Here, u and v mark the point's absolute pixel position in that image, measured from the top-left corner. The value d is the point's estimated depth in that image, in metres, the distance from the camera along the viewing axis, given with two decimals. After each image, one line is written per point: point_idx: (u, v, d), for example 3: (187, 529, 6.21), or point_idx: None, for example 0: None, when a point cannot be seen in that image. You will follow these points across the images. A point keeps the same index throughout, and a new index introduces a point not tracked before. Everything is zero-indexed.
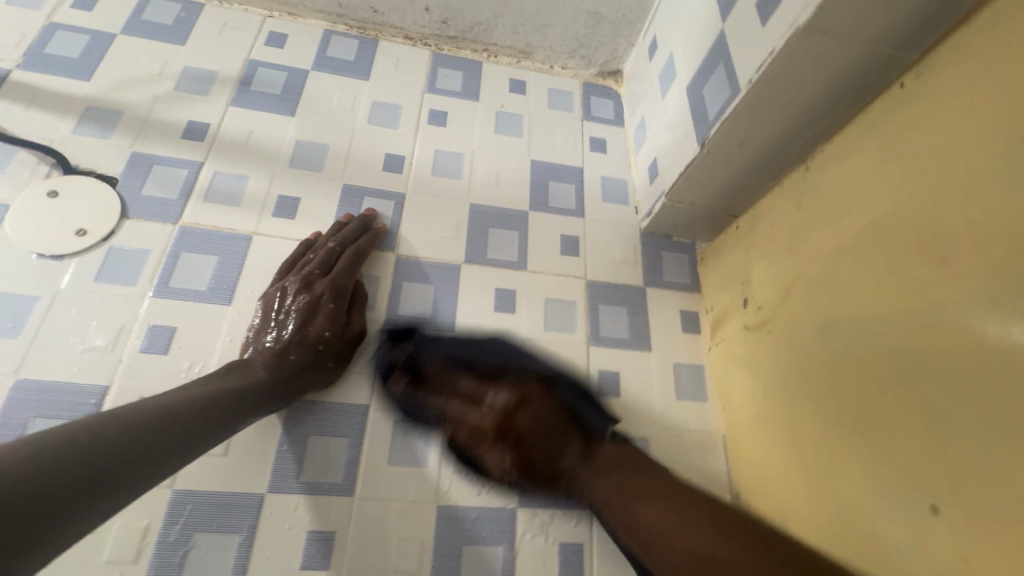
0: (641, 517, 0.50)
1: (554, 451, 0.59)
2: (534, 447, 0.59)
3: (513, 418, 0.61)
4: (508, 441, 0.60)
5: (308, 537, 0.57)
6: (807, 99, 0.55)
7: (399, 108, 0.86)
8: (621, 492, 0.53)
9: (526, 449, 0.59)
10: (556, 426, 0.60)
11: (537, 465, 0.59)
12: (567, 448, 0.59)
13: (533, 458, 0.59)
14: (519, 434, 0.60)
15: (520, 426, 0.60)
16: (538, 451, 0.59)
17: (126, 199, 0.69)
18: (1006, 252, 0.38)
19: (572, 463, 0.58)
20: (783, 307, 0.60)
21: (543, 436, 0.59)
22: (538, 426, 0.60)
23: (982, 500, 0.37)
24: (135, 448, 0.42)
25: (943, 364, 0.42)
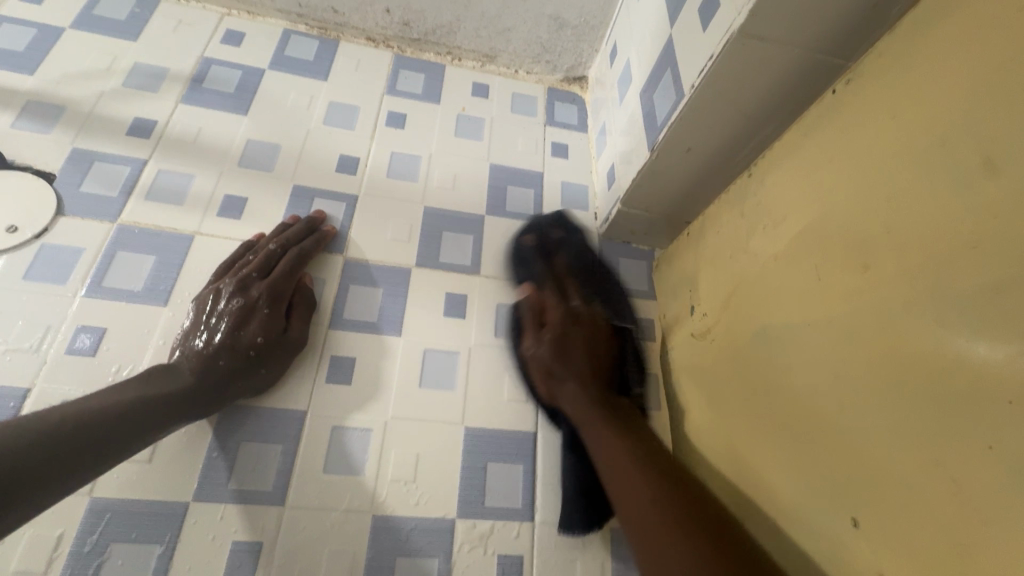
0: (609, 436, 0.54)
1: (587, 368, 0.60)
2: (574, 355, 0.61)
3: (577, 325, 0.63)
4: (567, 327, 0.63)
5: (232, 548, 0.55)
6: (748, 106, 0.55)
7: (357, 109, 0.85)
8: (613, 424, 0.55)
9: (573, 351, 0.61)
10: (611, 360, 0.63)
11: (562, 365, 0.61)
12: (596, 373, 0.61)
13: (566, 352, 0.61)
14: (570, 338, 0.62)
15: (575, 342, 0.62)
16: (574, 363, 0.61)
17: (63, 195, 0.67)
18: (923, 262, 0.38)
19: (602, 384, 0.60)
20: (726, 315, 0.60)
21: (596, 355, 0.62)
22: (592, 343, 0.63)
23: (899, 513, 0.37)
24: (33, 467, 0.41)
25: (864, 372, 0.41)
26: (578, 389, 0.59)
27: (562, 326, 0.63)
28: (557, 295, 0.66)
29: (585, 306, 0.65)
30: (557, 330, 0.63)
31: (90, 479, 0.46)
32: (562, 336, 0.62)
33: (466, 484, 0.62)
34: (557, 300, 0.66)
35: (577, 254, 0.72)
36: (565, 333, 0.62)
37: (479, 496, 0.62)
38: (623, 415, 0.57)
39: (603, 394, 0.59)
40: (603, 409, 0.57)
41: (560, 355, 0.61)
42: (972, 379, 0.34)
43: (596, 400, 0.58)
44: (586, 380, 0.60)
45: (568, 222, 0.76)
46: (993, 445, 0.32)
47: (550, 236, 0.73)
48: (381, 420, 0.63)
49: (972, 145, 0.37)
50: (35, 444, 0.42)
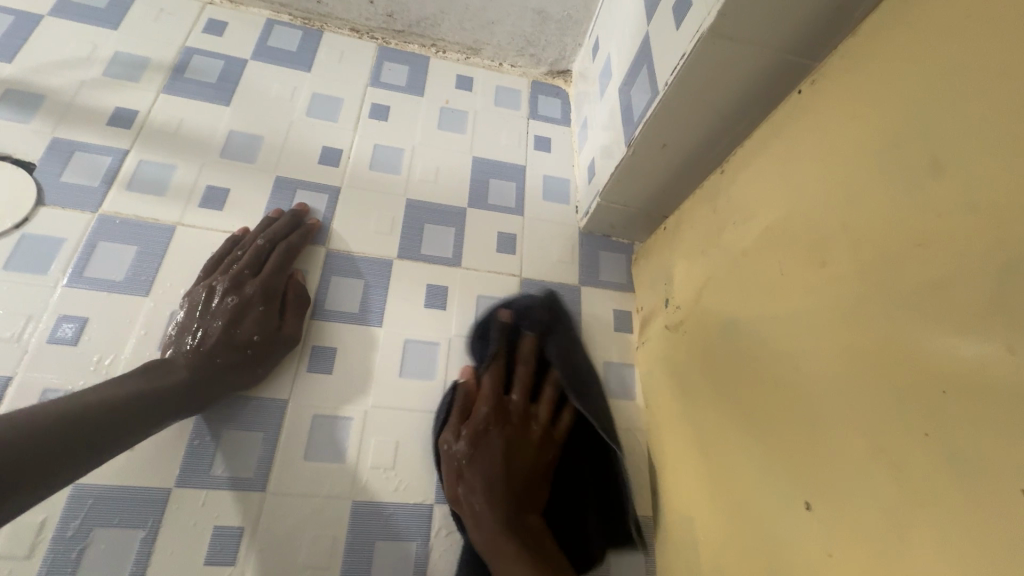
0: (510, 562, 0.54)
1: (505, 480, 0.59)
2: (497, 468, 0.59)
3: (501, 428, 0.62)
4: (495, 429, 0.61)
5: (215, 532, 0.56)
6: (719, 104, 0.56)
7: (340, 101, 0.85)
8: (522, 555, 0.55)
9: (492, 458, 0.59)
10: (535, 471, 0.61)
11: (485, 477, 0.58)
12: (514, 490, 0.59)
13: (486, 457, 0.60)
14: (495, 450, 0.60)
15: (496, 449, 0.60)
16: (493, 475, 0.59)
17: (44, 185, 0.68)
18: (873, 257, 0.40)
19: (524, 500, 0.59)
20: (698, 308, 0.62)
21: (517, 468, 0.60)
22: (517, 451, 0.61)
23: (846, 496, 0.39)
24: (34, 455, 0.43)
25: (818, 360, 0.43)
26: (488, 507, 0.57)
27: (486, 426, 0.61)
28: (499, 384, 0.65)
29: (522, 404, 0.64)
30: (485, 431, 0.61)
31: (88, 470, 0.47)
32: (483, 439, 0.60)
33: (445, 471, 0.64)
34: (491, 392, 0.63)
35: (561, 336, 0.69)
36: (487, 436, 0.61)
37: None
38: (529, 540, 0.56)
39: (517, 513, 0.58)
40: (511, 535, 0.56)
41: (477, 459, 0.59)
42: (913, 369, 0.36)
43: (507, 523, 0.56)
44: (503, 498, 0.58)
45: (552, 304, 0.71)
46: (929, 432, 0.34)
47: (536, 313, 0.70)
48: (362, 409, 0.65)
49: (920, 147, 0.39)
50: (37, 436, 0.43)
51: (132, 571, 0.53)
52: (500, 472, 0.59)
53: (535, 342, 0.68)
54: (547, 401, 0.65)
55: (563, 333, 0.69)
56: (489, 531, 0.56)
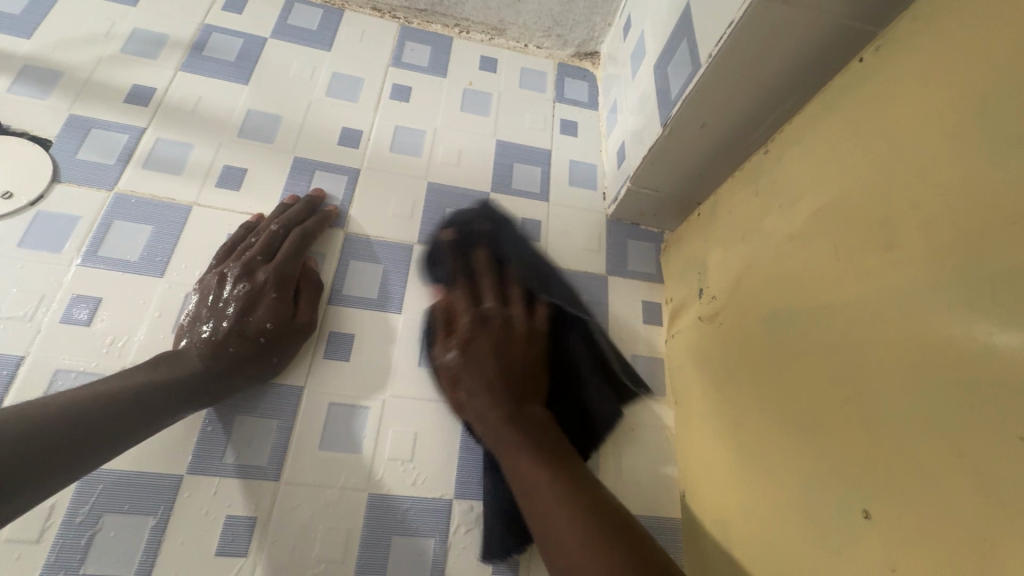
0: (515, 451, 0.47)
1: (502, 377, 0.53)
2: (482, 366, 0.53)
3: (486, 330, 0.56)
4: (477, 334, 0.56)
5: (227, 522, 0.54)
6: (767, 78, 0.52)
7: (361, 80, 0.82)
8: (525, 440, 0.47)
9: (481, 360, 0.54)
10: (527, 359, 0.56)
11: (476, 379, 0.53)
12: (512, 381, 0.53)
13: (474, 361, 0.54)
14: (475, 353, 0.55)
15: (479, 351, 0.55)
16: (479, 371, 0.53)
17: (59, 162, 0.66)
18: (950, 239, 0.36)
19: (524, 395, 0.53)
20: (736, 298, 0.58)
21: (507, 359, 0.54)
22: (505, 349, 0.55)
23: (914, 506, 0.35)
24: (41, 445, 0.41)
25: (880, 354, 0.39)
26: (489, 405, 0.51)
27: (470, 333, 0.56)
28: (468, 294, 0.61)
29: (497, 307, 0.58)
30: (472, 334, 0.56)
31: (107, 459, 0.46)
32: (470, 342, 0.56)
33: (465, 465, 0.61)
34: (465, 304, 0.60)
35: (491, 244, 0.66)
36: (473, 342, 0.55)
37: (479, 478, 0.61)
38: (536, 428, 0.49)
39: (517, 402, 0.51)
40: (516, 424, 0.49)
41: (467, 369, 0.54)
42: (998, 364, 0.32)
43: (505, 415, 0.50)
44: (507, 389, 0.52)
45: (491, 213, 0.72)
46: (1022, 437, 0.30)
47: (474, 227, 0.69)
48: (379, 397, 0.62)
49: (1007, 115, 0.34)
50: (50, 425, 0.42)
51: (140, 559, 0.52)
52: (493, 373, 0.53)
53: (490, 251, 0.65)
54: (518, 300, 0.60)
55: (513, 240, 0.69)
56: (497, 425, 0.50)
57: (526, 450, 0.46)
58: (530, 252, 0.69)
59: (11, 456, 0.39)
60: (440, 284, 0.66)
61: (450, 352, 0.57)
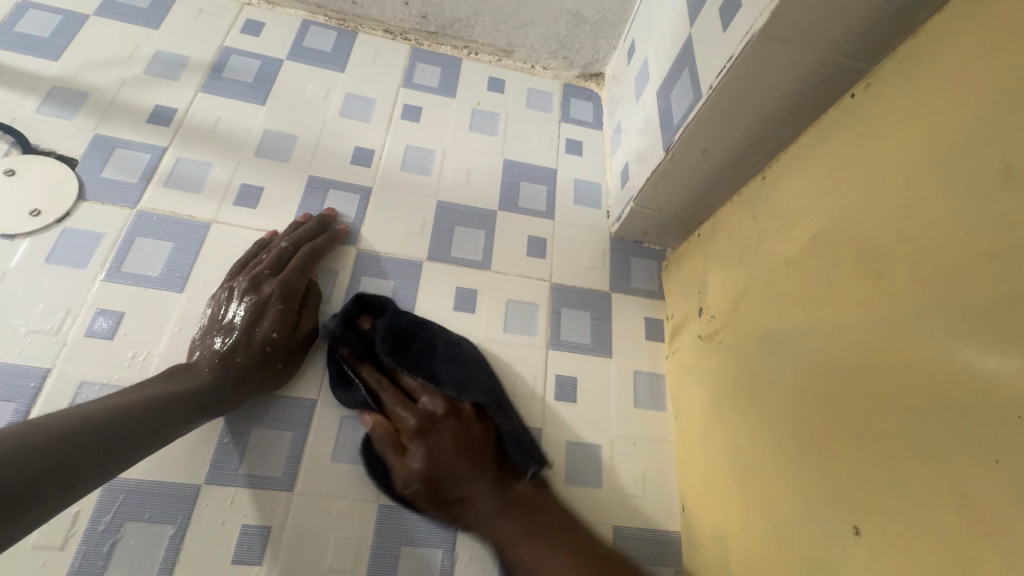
0: (523, 543, 0.56)
1: (475, 469, 0.59)
2: (446, 464, 0.58)
3: (442, 423, 0.60)
4: (425, 444, 0.59)
5: (242, 531, 0.56)
6: (764, 109, 0.55)
7: (373, 101, 0.85)
8: (522, 526, 0.57)
9: (449, 454, 0.58)
10: (487, 445, 0.60)
11: (441, 479, 0.58)
12: (482, 467, 0.59)
13: (444, 467, 0.58)
14: (437, 447, 0.59)
15: (441, 469, 0.58)
16: (451, 480, 0.58)
17: (85, 181, 0.69)
18: (936, 269, 0.38)
19: (491, 471, 0.59)
20: (734, 317, 0.60)
21: (468, 452, 0.59)
22: (467, 437, 0.60)
23: (900, 523, 0.37)
24: (76, 451, 0.43)
25: (870, 376, 0.41)
26: (479, 492, 0.58)
27: (428, 441, 0.59)
28: (398, 399, 0.61)
29: (435, 402, 0.61)
30: (426, 439, 0.59)
31: (129, 467, 0.48)
32: (431, 434, 0.59)
33: None
34: (398, 410, 0.60)
35: (394, 322, 0.64)
36: (433, 447, 0.58)
37: None
38: (522, 506, 0.58)
39: (501, 489, 0.59)
40: (507, 511, 0.58)
41: (439, 479, 0.58)
42: (974, 391, 0.34)
43: (496, 496, 0.58)
44: (482, 476, 0.59)
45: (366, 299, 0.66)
46: (998, 459, 0.32)
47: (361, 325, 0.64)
48: None
49: (989, 154, 0.36)
50: (82, 432, 0.44)
51: (160, 566, 0.54)
52: (467, 467, 0.58)
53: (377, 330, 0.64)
54: (437, 386, 0.62)
55: (396, 313, 0.65)
56: (489, 514, 0.58)
57: (523, 536, 0.56)
58: (388, 309, 0.65)
59: (49, 458, 0.40)
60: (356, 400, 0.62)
61: (411, 461, 0.58)
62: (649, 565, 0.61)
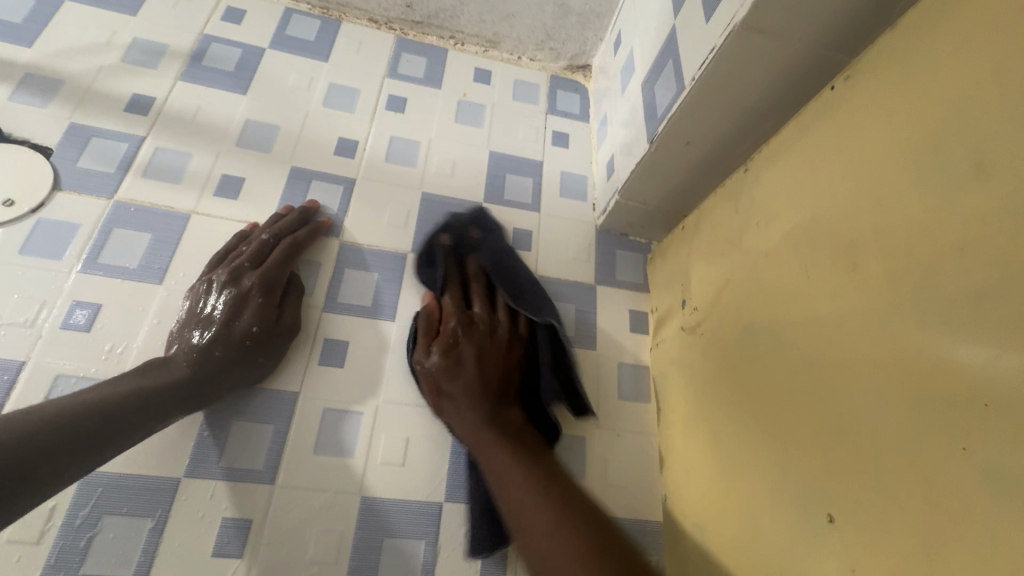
0: (494, 446, 0.55)
1: (481, 383, 0.60)
2: (470, 359, 0.62)
3: (472, 333, 0.64)
4: (457, 336, 0.63)
5: (223, 524, 0.56)
6: (746, 101, 0.55)
7: (357, 91, 0.84)
8: (501, 440, 0.56)
9: (471, 357, 0.62)
10: (506, 364, 0.63)
11: (456, 372, 0.61)
12: (489, 384, 0.61)
13: (457, 365, 0.61)
14: (464, 350, 0.62)
15: (461, 359, 0.62)
16: (463, 375, 0.61)
17: (59, 170, 0.67)
18: (910, 261, 0.38)
19: (498, 390, 0.61)
20: (716, 310, 0.60)
21: (488, 362, 0.62)
22: (486, 353, 0.62)
23: (871, 511, 0.38)
24: (50, 447, 0.42)
25: (846, 368, 0.42)
26: (469, 406, 0.59)
27: (455, 337, 0.63)
28: (455, 301, 0.67)
29: (484, 314, 0.66)
30: (461, 338, 0.63)
31: (104, 462, 0.47)
32: (454, 347, 0.62)
33: (455, 469, 0.63)
34: (453, 305, 0.66)
35: (495, 255, 0.71)
36: (457, 345, 0.62)
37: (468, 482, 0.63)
38: (509, 425, 0.58)
39: (495, 406, 0.59)
40: (491, 424, 0.57)
41: (453, 369, 0.61)
42: (947, 382, 0.34)
43: (485, 415, 0.58)
44: (484, 387, 0.60)
45: (483, 220, 0.75)
46: (966, 448, 0.32)
47: (468, 235, 0.73)
48: (372, 403, 0.64)
49: (963, 148, 0.37)
50: (54, 429, 0.43)
51: (139, 560, 0.53)
52: (476, 376, 0.61)
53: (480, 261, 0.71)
54: (502, 308, 0.68)
55: (500, 245, 0.72)
56: (477, 420, 0.58)
57: (501, 446, 0.55)
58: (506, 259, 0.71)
59: (20, 454, 0.40)
60: (428, 285, 0.70)
61: (431, 356, 0.63)
62: None
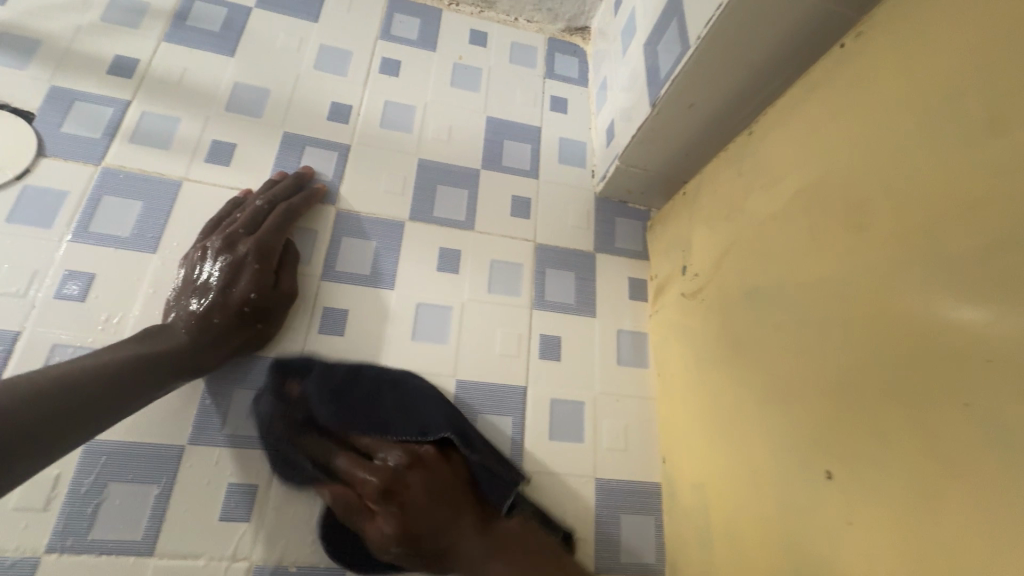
0: (514, 569, 0.52)
1: (463, 519, 0.55)
2: (422, 519, 0.54)
3: (406, 475, 0.56)
4: (393, 505, 0.54)
5: (229, 489, 0.56)
6: (753, 61, 0.54)
7: (349, 54, 0.81)
8: (531, 566, 0.52)
9: (422, 503, 0.54)
10: (459, 481, 0.57)
11: (422, 534, 0.54)
12: (465, 511, 0.55)
13: (420, 515, 0.54)
14: (405, 501, 0.54)
15: (419, 523, 0.54)
16: (433, 537, 0.54)
17: (43, 136, 0.65)
18: (917, 219, 0.38)
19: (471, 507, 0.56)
20: (718, 274, 0.60)
21: (436, 490, 0.55)
22: (434, 484, 0.56)
23: (869, 465, 0.39)
24: (52, 411, 0.42)
25: (850, 328, 0.42)
26: (467, 532, 0.54)
27: (397, 502, 0.54)
28: (354, 460, 0.57)
29: (388, 449, 0.57)
30: (392, 500, 0.54)
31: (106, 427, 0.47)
32: (406, 511, 0.54)
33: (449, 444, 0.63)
34: (359, 470, 0.56)
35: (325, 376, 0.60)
36: (408, 506, 0.54)
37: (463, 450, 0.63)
38: (512, 543, 0.54)
39: (484, 524, 0.55)
40: (491, 548, 0.54)
41: (415, 534, 0.53)
42: (950, 337, 0.35)
43: (489, 551, 0.54)
44: (463, 517, 0.55)
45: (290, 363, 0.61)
46: (967, 402, 0.33)
47: (291, 394, 0.60)
48: None
49: (976, 104, 0.36)
50: (56, 394, 0.43)
51: (147, 525, 0.54)
52: (455, 518, 0.55)
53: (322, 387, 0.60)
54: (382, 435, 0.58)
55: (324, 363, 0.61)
56: (481, 560, 0.53)
57: (525, 572, 0.52)
58: (340, 374, 0.61)
59: (26, 417, 0.40)
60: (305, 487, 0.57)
61: (382, 526, 0.54)
62: (632, 514, 0.64)
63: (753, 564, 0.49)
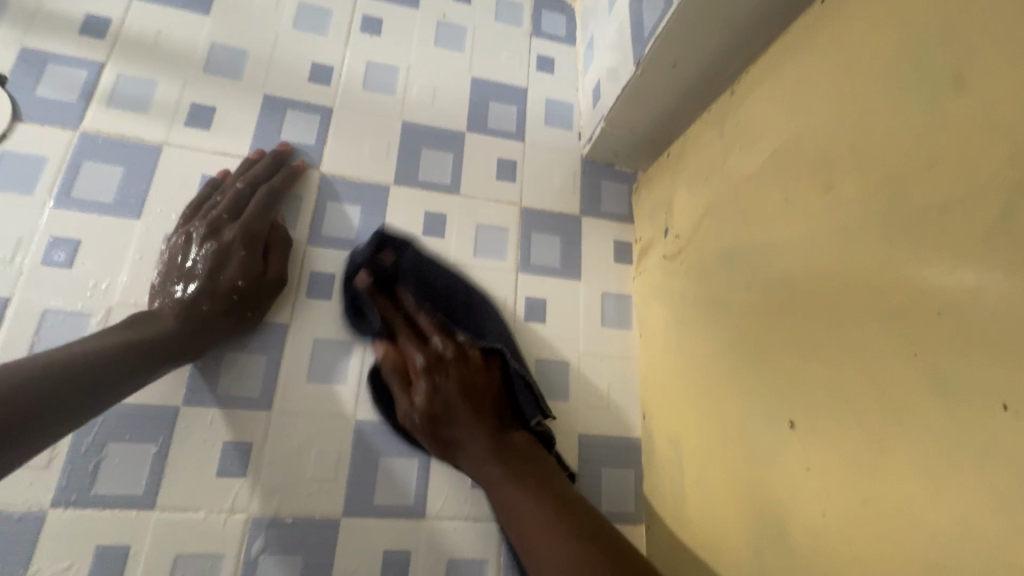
0: (504, 482, 0.55)
1: (479, 416, 0.58)
2: (450, 405, 0.58)
3: (447, 367, 0.60)
4: (430, 385, 0.59)
5: (223, 447, 0.59)
6: (734, 19, 0.53)
7: (329, 12, 0.79)
8: (508, 475, 0.55)
9: (455, 396, 0.58)
10: (490, 389, 0.60)
11: (441, 421, 0.58)
12: (483, 416, 0.58)
13: (446, 409, 0.58)
14: (441, 390, 0.58)
15: (444, 411, 0.58)
16: (450, 419, 0.58)
17: (17, 100, 0.64)
18: (882, 179, 0.39)
19: (491, 418, 0.59)
20: (698, 236, 0.61)
21: (471, 390, 0.59)
22: (469, 384, 0.59)
23: (827, 416, 0.41)
24: (41, 401, 0.43)
25: (817, 287, 0.44)
26: (478, 434, 0.57)
27: (433, 385, 0.59)
28: (408, 337, 0.62)
29: (445, 344, 0.61)
30: (432, 381, 0.59)
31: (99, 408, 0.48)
32: (434, 400, 0.58)
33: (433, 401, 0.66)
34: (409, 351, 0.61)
35: (418, 274, 0.64)
36: (440, 392, 0.58)
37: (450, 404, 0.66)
38: (513, 453, 0.57)
39: (497, 435, 0.58)
40: (498, 455, 0.56)
41: (441, 420, 0.58)
42: (906, 292, 0.36)
43: (494, 452, 0.56)
44: (482, 426, 0.58)
45: (389, 240, 0.65)
46: (916, 353, 0.35)
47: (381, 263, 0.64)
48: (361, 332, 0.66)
49: (943, 63, 0.36)
50: (43, 385, 0.44)
51: (146, 482, 0.56)
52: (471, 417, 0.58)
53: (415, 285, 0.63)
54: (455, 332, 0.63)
55: (421, 261, 0.64)
56: (485, 456, 0.56)
57: (513, 482, 0.54)
58: (429, 270, 0.64)
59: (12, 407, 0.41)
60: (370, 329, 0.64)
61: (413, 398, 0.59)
62: (613, 467, 0.67)
63: (721, 510, 0.52)
